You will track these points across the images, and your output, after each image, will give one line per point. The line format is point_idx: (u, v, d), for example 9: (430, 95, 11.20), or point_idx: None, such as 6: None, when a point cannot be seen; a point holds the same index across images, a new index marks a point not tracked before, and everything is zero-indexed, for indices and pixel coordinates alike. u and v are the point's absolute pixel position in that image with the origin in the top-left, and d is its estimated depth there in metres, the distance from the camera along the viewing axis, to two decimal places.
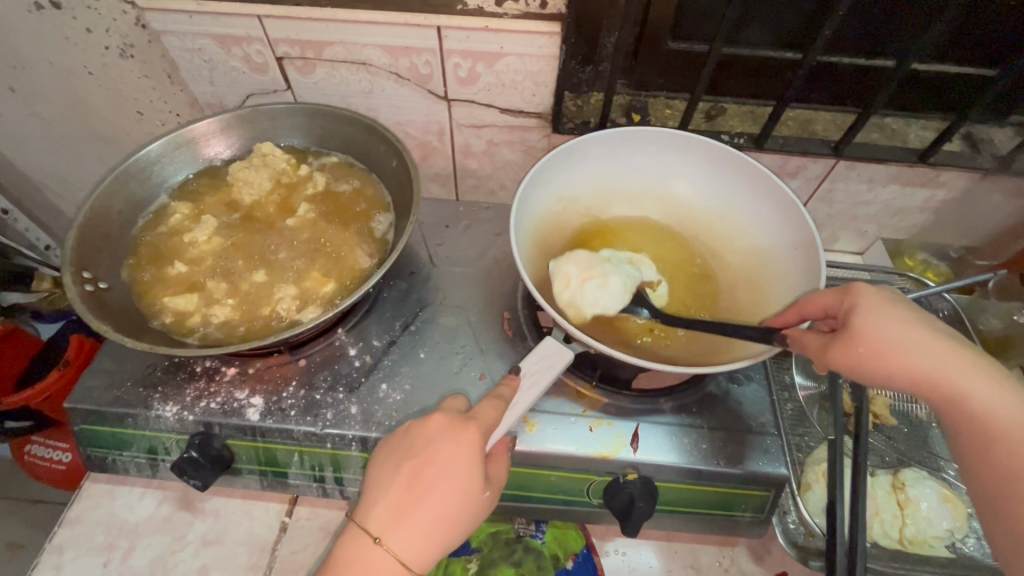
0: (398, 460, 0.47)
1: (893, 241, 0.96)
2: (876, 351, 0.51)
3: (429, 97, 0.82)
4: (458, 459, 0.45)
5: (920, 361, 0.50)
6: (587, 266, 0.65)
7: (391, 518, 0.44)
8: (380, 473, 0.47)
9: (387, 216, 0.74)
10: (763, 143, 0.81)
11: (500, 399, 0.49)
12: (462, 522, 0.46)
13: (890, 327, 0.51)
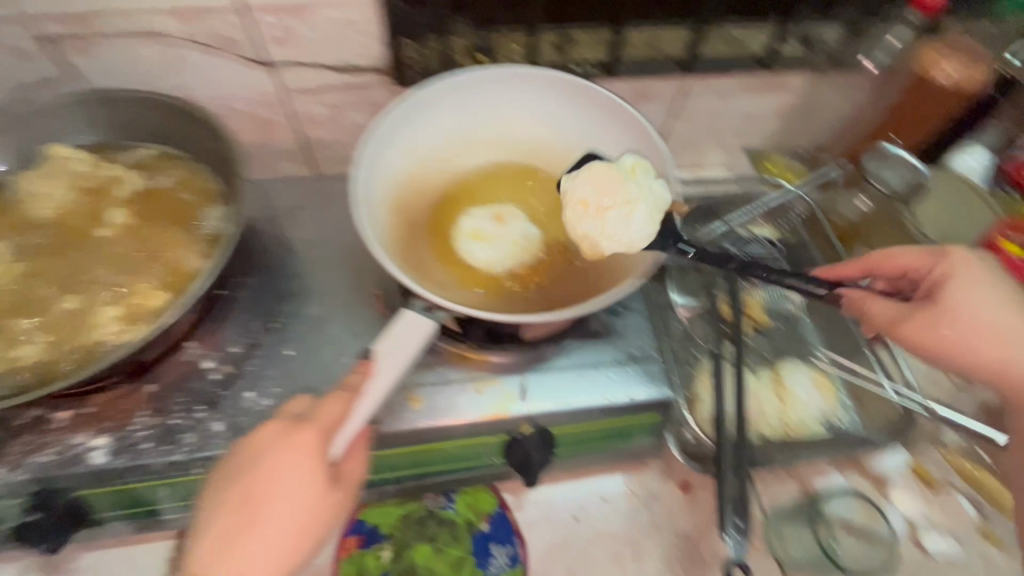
0: (232, 482, 0.43)
1: (755, 150, 0.99)
2: (942, 321, 0.54)
3: (246, 64, 0.72)
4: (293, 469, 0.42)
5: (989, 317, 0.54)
6: (609, 189, 0.59)
7: (225, 546, 0.41)
8: (211, 502, 0.43)
9: (219, 208, 0.66)
10: (615, 70, 0.82)
11: (350, 390, 0.46)
12: (312, 532, 0.43)
13: (977, 293, 0.54)
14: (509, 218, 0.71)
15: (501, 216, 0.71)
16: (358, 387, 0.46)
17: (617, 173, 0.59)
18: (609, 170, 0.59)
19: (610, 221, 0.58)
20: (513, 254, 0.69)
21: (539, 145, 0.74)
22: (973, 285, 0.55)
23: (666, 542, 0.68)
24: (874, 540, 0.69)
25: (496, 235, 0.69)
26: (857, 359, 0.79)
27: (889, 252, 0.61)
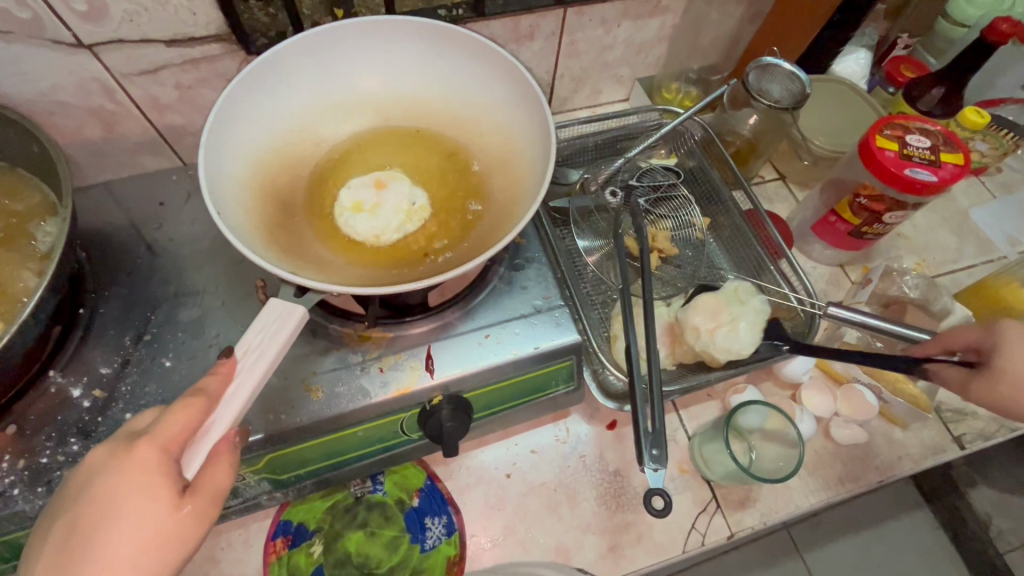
0: (64, 513, 0.38)
1: (647, 79, 0.98)
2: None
3: (59, 49, 0.63)
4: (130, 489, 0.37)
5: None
6: (713, 313, 0.70)
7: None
8: (44, 537, 0.38)
9: (53, 220, 0.58)
10: (483, 9, 0.74)
11: (206, 394, 0.42)
12: (158, 560, 0.38)
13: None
14: (390, 185, 0.66)
15: (381, 183, 0.67)
16: (216, 391, 0.42)
17: (722, 300, 0.71)
18: (715, 302, 0.70)
19: (720, 340, 0.68)
20: (400, 221, 0.65)
21: (411, 101, 0.70)
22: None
23: (599, 481, 0.69)
24: (786, 443, 0.70)
25: (378, 206, 0.65)
26: (760, 273, 0.82)
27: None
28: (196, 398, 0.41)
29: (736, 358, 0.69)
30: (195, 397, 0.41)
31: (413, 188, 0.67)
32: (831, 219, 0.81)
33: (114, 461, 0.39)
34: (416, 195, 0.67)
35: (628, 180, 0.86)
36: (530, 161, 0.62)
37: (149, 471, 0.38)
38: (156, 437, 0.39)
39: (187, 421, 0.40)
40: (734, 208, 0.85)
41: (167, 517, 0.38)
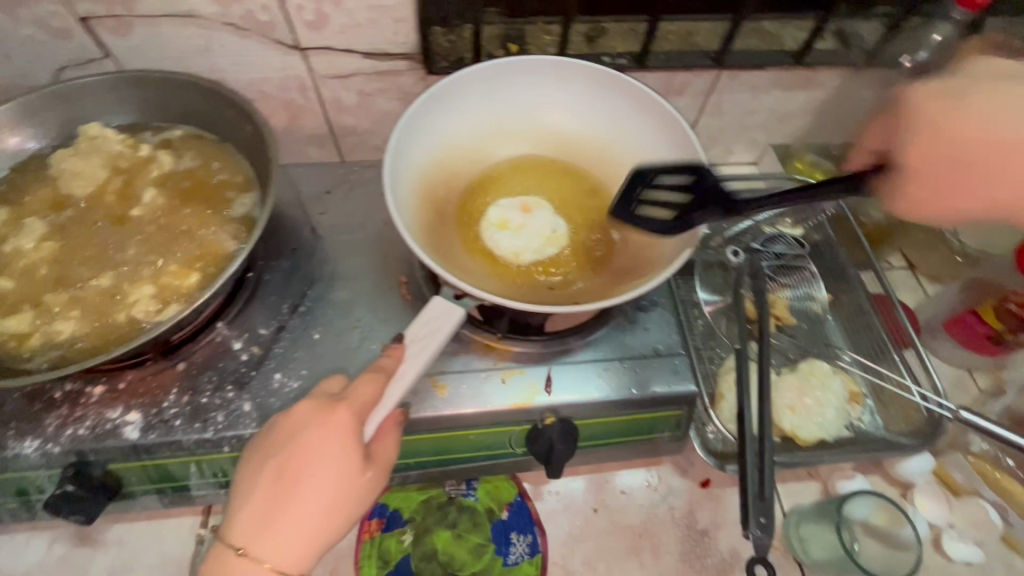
0: (266, 456, 0.43)
1: (782, 147, 0.98)
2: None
3: (279, 48, 0.72)
4: (325, 448, 0.42)
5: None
6: (799, 392, 0.74)
7: (259, 526, 0.41)
8: (248, 474, 0.43)
9: (250, 195, 0.66)
10: (646, 61, 0.79)
11: (382, 372, 0.46)
12: (341, 511, 0.43)
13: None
14: (537, 210, 0.71)
15: (528, 207, 0.71)
16: (391, 369, 0.46)
17: (800, 379, 0.76)
18: (795, 380, 0.75)
19: (810, 419, 0.72)
20: (540, 244, 0.69)
21: (564, 136, 0.74)
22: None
23: (684, 536, 0.68)
24: (891, 544, 0.67)
25: (523, 228, 0.69)
26: (881, 359, 0.79)
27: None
28: (375, 376, 0.45)
29: (823, 439, 0.72)
30: (376, 373, 0.45)
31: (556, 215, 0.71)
32: (968, 319, 0.79)
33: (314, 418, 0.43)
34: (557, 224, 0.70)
35: (751, 244, 0.86)
36: (677, 210, 0.65)
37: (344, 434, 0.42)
38: (351, 404, 0.43)
39: (370, 393, 0.44)
40: (861, 291, 0.83)
41: (354, 476, 0.43)
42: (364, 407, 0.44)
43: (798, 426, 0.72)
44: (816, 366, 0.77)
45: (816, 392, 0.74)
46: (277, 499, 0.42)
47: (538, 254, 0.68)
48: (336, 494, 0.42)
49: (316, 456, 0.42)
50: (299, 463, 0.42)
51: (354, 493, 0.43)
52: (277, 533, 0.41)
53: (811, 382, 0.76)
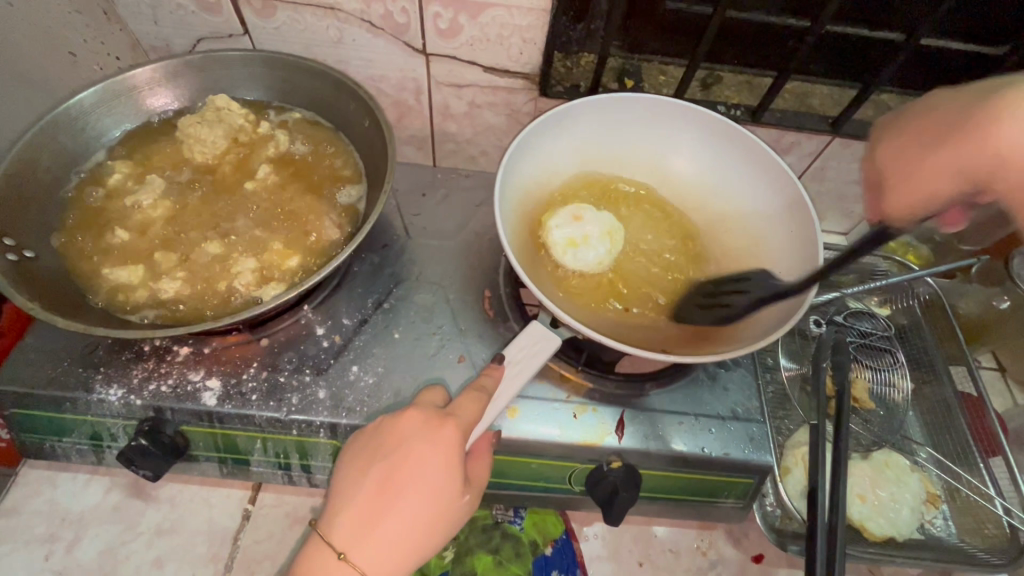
0: (369, 461, 0.45)
1: (879, 223, 0.94)
2: (900, 119, 0.53)
3: (406, 51, 0.74)
4: (432, 462, 0.44)
5: (944, 118, 0.48)
6: (872, 483, 0.71)
7: (358, 528, 0.43)
8: (351, 475, 0.45)
9: (356, 187, 0.68)
10: (761, 116, 0.77)
11: (483, 391, 0.49)
12: (436, 526, 0.44)
13: (902, 131, 0.51)
14: (587, 213, 0.66)
15: (577, 213, 0.66)
16: (490, 389, 0.50)
17: (874, 470, 0.72)
18: (868, 470, 0.72)
19: (882, 514, 0.69)
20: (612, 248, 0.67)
21: (667, 177, 0.74)
22: (918, 105, 0.52)
23: None
24: None
25: (589, 235, 0.65)
26: (963, 462, 0.75)
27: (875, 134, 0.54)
28: (477, 394, 0.49)
29: (894, 537, 0.69)
30: (478, 392, 0.49)
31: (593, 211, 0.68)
32: None
33: (422, 430, 0.46)
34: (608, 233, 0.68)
35: (834, 317, 0.84)
36: (781, 268, 0.63)
37: (450, 450, 0.45)
38: (458, 420, 0.46)
39: (474, 413, 0.48)
40: (949, 386, 0.79)
41: (453, 492, 0.45)
42: (468, 425, 0.47)
43: (867, 520, 0.69)
44: (893, 459, 0.74)
45: (891, 487, 0.71)
46: (378, 508, 0.44)
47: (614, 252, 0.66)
48: (435, 510, 0.44)
49: (422, 469, 0.44)
50: (405, 473, 0.44)
51: (452, 511, 0.45)
52: (378, 540, 0.43)
53: (886, 474, 0.72)
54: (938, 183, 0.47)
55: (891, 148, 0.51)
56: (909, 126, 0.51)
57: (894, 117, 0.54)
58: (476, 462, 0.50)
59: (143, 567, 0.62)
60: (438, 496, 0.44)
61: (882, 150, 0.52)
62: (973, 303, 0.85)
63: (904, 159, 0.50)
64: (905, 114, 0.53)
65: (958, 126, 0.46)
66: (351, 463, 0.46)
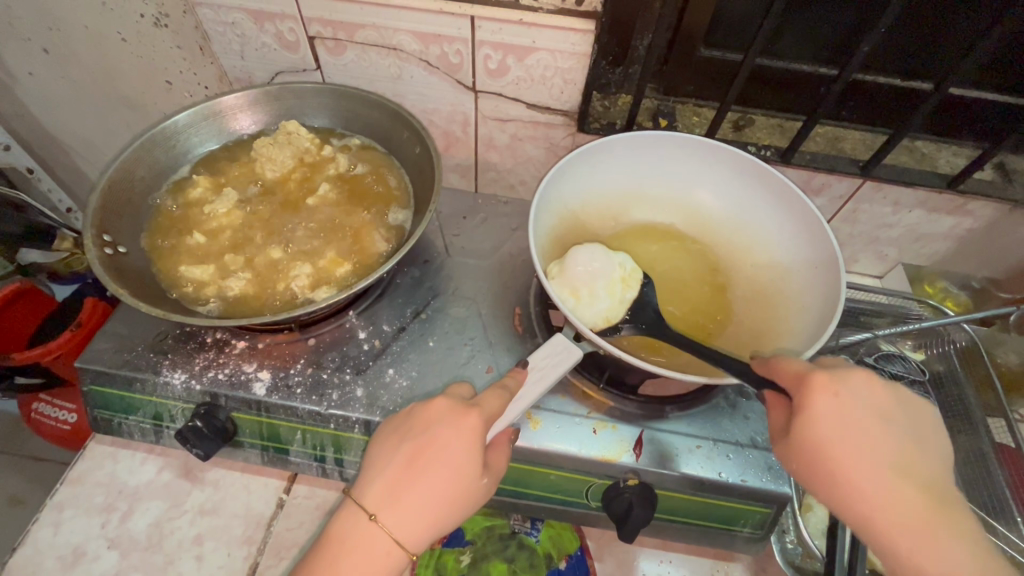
0: (400, 440, 0.50)
1: (914, 268, 0.95)
2: (851, 422, 0.48)
3: (457, 87, 0.82)
4: (455, 445, 0.48)
5: (852, 459, 0.48)
6: None
7: (387, 498, 0.47)
8: (383, 453, 0.50)
9: (403, 209, 0.74)
10: (790, 157, 0.80)
11: (506, 390, 0.54)
12: (456, 505, 0.48)
13: (842, 424, 0.48)
14: (578, 262, 0.62)
15: (566, 263, 0.62)
16: (511, 389, 0.54)
17: None
18: None
19: None
20: (606, 282, 0.62)
21: (697, 213, 0.77)
22: (848, 372, 0.51)
23: None
24: None
25: (591, 288, 0.61)
26: (1000, 517, 0.72)
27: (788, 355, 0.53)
28: (499, 392, 0.53)
29: None
30: (501, 390, 0.53)
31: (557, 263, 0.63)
32: None
33: (447, 415, 0.49)
34: (584, 258, 0.62)
35: (864, 358, 0.83)
36: (804, 307, 0.65)
37: (472, 435, 0.48)
38: (482, 411, 0.49)
39: (499, 406, 0.51)
40: (986, 438, 0.77)
41: (473, 475, 0.48)
42: (490, 417, 0.50)
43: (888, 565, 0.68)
44: None
45: None
46: (405, 479, 0.48)
47: (610, 285, 0.62)
48: (456, 489, 0.47)
49: (445, 451, 0.48)
50: (430, 452, 0.48)
51: (470, 492, 0.48)
52: (403, 508, 0.47)
53: None
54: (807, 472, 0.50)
55: (829, 427, 0.48)
56: (840, 434, 0.48)
57: (840, 407, 0.48)
58: (497, 453, 0.54)
59: (184, 542, 0.67)
60: (459, 479, 0.48)
61: (812, 418, 0.49)
62: (1012, 353, 0.84)
63: (831, 456, 0.48)
64: (841, 415, 0.48)
65: (898, 460, 0.48)
66: (385, 437, 0.51)
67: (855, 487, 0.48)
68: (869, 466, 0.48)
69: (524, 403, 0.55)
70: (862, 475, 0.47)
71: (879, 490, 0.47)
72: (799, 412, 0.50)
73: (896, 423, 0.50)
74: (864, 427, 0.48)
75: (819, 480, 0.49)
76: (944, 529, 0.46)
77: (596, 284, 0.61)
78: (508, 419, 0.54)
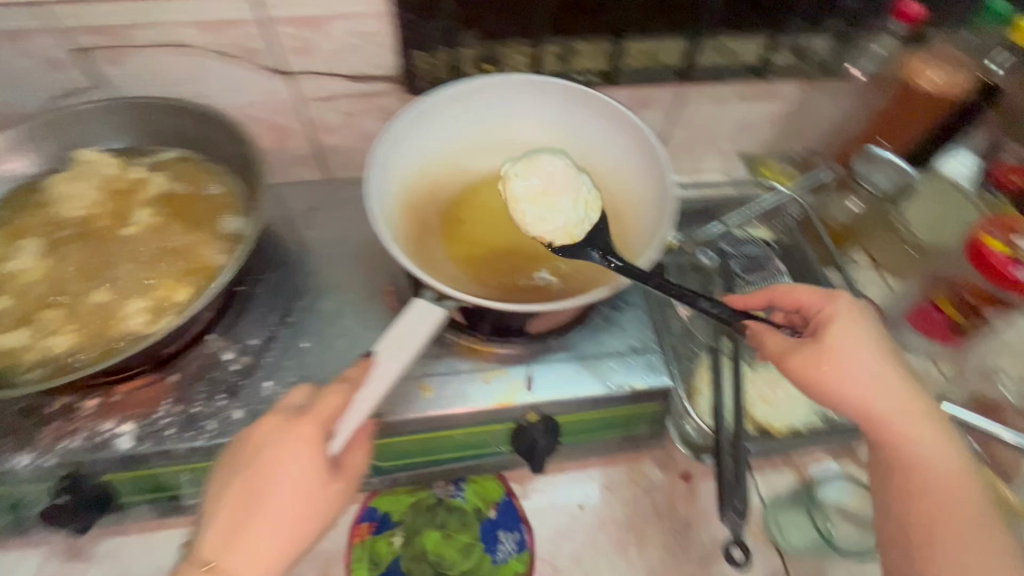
0: (236, 471, 0.48)
1: (752, 155, 1.02)
2: (861, 342, 0.53)
3: (265, 73, 0.76)
4: (290, 460, 0.47)
5: (865, 372, 0.53)
6: (772, 384, 0.75)
7: (229, 534, 0.46)
8: (221, 488, 0.48)
9: (237, 215, 0.69)
10: (614, 78, 0.85)
11: (350, 382, 0.51)
12: (307, 519, 0.48)
13: (859, 345, 0.53)
14: (526, 179, 0.67)
15: (535, 163, 0.68)
16: (356, 379, 0.51)
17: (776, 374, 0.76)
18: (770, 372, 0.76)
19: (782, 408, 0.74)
20: (545, 208, 0.66)
21: (540, 150, 0.78)
22: (859, 314, 0.56)
23: (668, 528, 0.70)
24: (862, 523, 0.70)
25: (553, 198, 0.66)
26: None
27: (795, 286, 0.60)
28: (341, 386, 0.50)
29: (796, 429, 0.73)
30: (342, 384, 0.50)
31: (520, 161, 0.69)
32: (929, 309, 0.83)
33: (279, 432, 0.49)
34: (546, 163, 0.68)
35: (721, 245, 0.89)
36: (649, 213, 0.69)
37: (306, 446, 0.48)
38: (316, 417, 0.49)
39: (337, 405, 0.49)
40: (827, 289, 0.87)
41: (318, 483, 0.48)
42: (328, 420, 0.49)
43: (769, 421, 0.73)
44: None
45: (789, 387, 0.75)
46: (247, 506, 0.47)
47: (545, 208, 0.66)
48: (303, 502, 0.47)
49: (281, 469, 0.47)
50: (266, 472, 0.47)
51: (319, 497, 0.48)
52: (244, 541, 0.46)
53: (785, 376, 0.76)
54: (821, 380, 0.53)
55: (846, 346, 0.53)
56: (848, 342, 0.53)
57: (847, 319, 0.55)
58: (355, 454, 0.52)
59: None
60: (307, 491, 0.47)
61: (827, 341, 0.54)
62: (838, 212, 0.94)
63: (842, 366, 0.53)
64: (850, 338, 0.54)
65: (908, 394, 0.53)
66: (223, 468, 0.50)
67: (893, 421, 0.52)
68: (883, 393, 0.52)
69: (375, 394, 0.50)
70: (874, 409, 0.52)
71: (894, 417, 0.52)
72: (813, 339, 0.55)
73: (905, 370, 0.54)
74: (885, 364, 0.53)
75: (819, 396, 0.54)
76: (955, 461, 0.51)
77: (529, 210, 0.66)
78: (358, 417, 0.50)
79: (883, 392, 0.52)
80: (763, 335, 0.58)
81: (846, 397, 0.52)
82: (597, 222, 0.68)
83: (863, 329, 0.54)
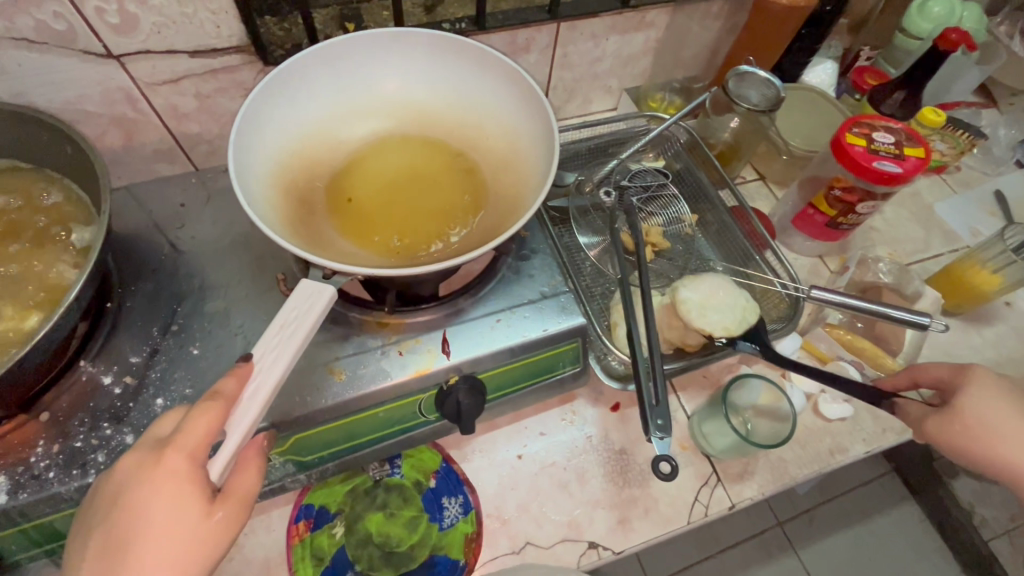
0: (101, 519, 0.45)
1: (635, 90, 1.04)
2: (1008, 406, 0.58)
3: (89, 59, 0.66)
4: (154, 500, 0.44)
5: (1014, 443, 0.57)
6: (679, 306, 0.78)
7: None
8: (85, 540, 0.44)
9: (85, 224, 0.61)
10: (484, 22, 0.80)
11: (222, 397, 0.48)
12: (179, 560, 0.44)
13: (996, 400, 0.58)
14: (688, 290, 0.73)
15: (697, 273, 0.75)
16: (232, 394, 0.48)
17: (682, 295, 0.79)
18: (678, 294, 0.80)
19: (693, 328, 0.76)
20: (734, 311, 0.72)
21: (421, 110, 0.74)
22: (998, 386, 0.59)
23: (605, 459, 0.73)
24: (776, 417, 0.75)
25: (715, 298, 0.72)
26: (747, 263, 0.87)
27: (928, 364, 0.65)
28: (211, 403, 0.47)
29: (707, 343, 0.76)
30: (213, 402, 0.47)
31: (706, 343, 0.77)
32: (810, 211, 0.88)
33: (142, 470, 0.45)
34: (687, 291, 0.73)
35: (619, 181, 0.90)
36: (538, 155, 0.67)
37: (172, 482, 0.44)
38: (180, 447, 0.45)
39: (206, 428, 0.46)
40: (722, 208, 0.91)
41: (188, 520, 0.44)
42: (197, 450, 0.46)
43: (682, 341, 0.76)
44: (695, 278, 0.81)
45: None
46: (118, 558, 0.43)
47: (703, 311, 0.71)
48: (173, 543, 0.44)
49: (145, 511, 0.44)
50: (136, 516, 0.44)
51: (200, 532, 0.44)
52: None
53: None
54: (967, 447, 0.58)
55: (988, 410, 0.58)
56: (996, 419, 0.57)
57: (997, 387, 0.59)
58: (242, 476, 0.48)
59: None
60: (176, 531, 0.44)
61: (977, 415, 0.58)
62: (721, 132, 0.97)
63: (970, 431, 0.58)
64: (997, 396, 0.58)
65: (1016, 430, 0.57)
66: (85, 526, 0.46)
67: (980, 426, 0.58)
68: (1011, 421, 0.57)
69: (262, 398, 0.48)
70: (972, 419, 0.58)
71: (1002, 448, 0.57)
72: (960, 416, 0.59)
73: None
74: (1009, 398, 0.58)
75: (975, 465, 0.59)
76: None
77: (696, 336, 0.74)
78: (245, 426, 0.48)
79: (1009, 435, 0.57)
80: (906, 404, 0.63)
81: (982, 442, 0.57)
82: (754, 322, 0.73)
83: (1011, 389, 0.59)
